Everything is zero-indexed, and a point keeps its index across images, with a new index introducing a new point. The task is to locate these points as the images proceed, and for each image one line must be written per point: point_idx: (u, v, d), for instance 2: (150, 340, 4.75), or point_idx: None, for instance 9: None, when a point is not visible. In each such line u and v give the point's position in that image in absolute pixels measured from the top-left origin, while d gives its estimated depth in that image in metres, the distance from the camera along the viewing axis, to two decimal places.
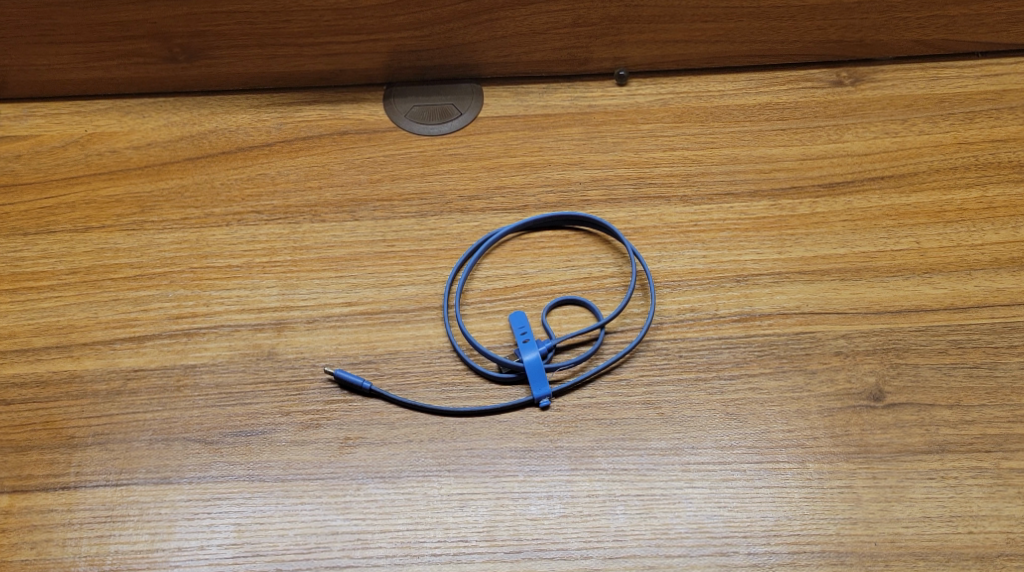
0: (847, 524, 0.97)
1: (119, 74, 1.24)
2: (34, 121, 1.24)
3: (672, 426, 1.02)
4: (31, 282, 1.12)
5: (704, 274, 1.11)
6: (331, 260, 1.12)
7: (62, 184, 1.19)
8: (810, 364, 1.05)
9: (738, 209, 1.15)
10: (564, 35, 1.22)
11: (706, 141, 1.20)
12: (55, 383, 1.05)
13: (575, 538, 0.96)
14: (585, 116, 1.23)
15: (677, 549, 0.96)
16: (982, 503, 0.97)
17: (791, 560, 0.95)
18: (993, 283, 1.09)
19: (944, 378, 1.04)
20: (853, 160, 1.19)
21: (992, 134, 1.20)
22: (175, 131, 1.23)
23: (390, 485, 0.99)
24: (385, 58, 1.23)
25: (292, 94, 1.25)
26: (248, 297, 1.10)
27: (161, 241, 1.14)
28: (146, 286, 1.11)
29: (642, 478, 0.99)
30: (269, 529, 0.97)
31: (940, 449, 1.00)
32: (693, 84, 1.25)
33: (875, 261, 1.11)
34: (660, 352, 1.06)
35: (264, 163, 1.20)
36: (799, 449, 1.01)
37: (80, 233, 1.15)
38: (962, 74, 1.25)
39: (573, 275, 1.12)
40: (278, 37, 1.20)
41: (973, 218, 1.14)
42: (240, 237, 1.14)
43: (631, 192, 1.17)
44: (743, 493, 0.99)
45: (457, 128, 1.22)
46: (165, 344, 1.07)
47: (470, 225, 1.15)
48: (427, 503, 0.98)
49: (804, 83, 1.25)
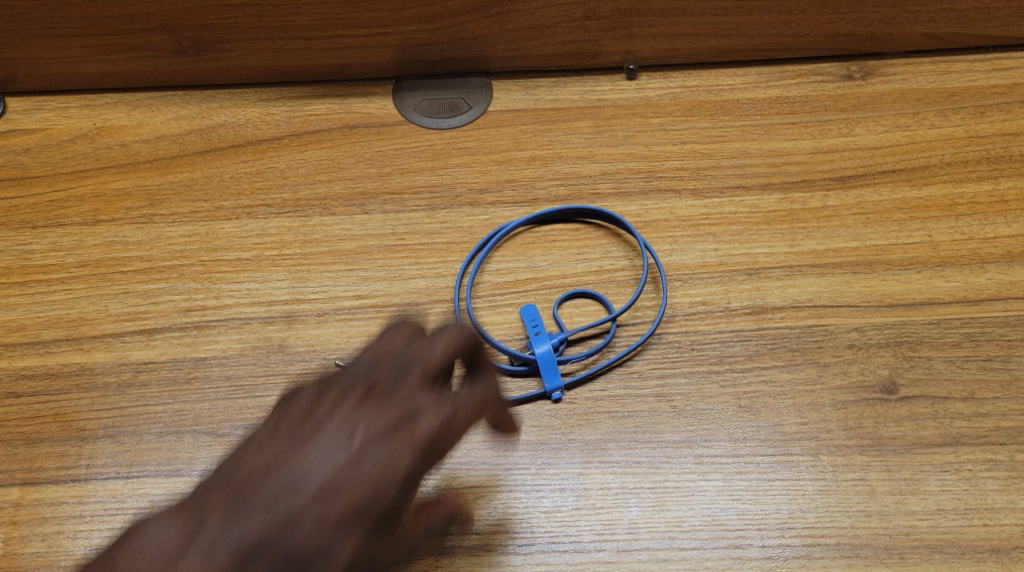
0: (862, 517, 0.96)
1: (127, 68, 1.23)
2: (42, 115, 1.23)
3: (685, 419, 1.02)
4: (40, 274, 1.11)
5: (716, 267, 1.10)
6: (341, 253, 1.12)
7: (71, 177, 1.18)
8: (823, 356, 1.04)
9: (749, 203, 1.15)
10: (574, 29, 1.22)
11: (716, 135, 1.20)
12: (65, 375, 1.05)
13: (588, 531, 0.96)
14: (595, 110, 1.22)
15: (691, 542, 0.96)
16: (997, 495, 0.97)
17: (806, 552, 0.95)
18: (1005, 276, 1.09)
19: (958, 371, 1.03)
20: (865, 153, 1.18)
21: (1004, 128, 1.20)
22: (184, 125, 1.22)
23: (426, 379, 0.96)
24: (394, 52, 1.23)
25: (301, 88, 1.25)
26: (258, 290, 1.10)
27: (170, 234, 1.14)
28: (156, 279, 1.11)
29: (655, 471, 0.99)
30: None
31: (954, 442, 1.00)
32: (703, 78, 1.25)
33: (886, 254, 1.11)
34: (672, 345, 1.06)
35: (273, 157, 1.19)
36: (813, 442, 1.00)
37: (89, 226, 1.15)
38: (972, 68, 1.25)
39: (585, 268, 1.11)
40: (287, 30, 1.20)
41: (984, 211, 1.13)
42: (250, 230, 1.14)
43: (641, 185, 1.16)
44: (757, 486, 0.98)
45: (467, 121, 1.21)
46: (176, 337, 1.07)
47: (480, 218, 1.14)
48: (462, 422, 0.94)
49: (814, 76, 1.25)
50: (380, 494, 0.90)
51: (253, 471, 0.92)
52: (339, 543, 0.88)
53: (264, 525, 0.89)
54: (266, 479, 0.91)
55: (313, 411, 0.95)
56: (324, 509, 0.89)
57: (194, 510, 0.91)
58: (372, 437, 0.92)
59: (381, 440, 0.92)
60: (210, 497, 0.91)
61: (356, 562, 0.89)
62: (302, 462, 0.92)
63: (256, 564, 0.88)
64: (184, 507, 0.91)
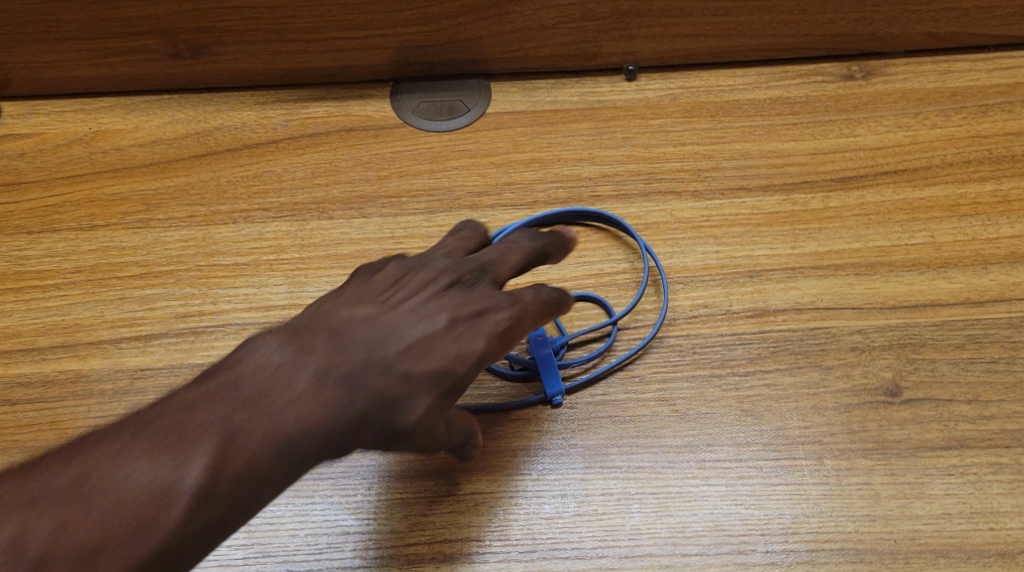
0: (866, 521, 0.95)
1: (122, 71, 1.22)
2: (38, 119, 1.23)
3: (687, 423, 1.01)
4: (35, 280, 1.11)
5: (717, 270, 1.09)
6: (339, 257, 1.11)
7: (66, 182, 1.17)
8: (826, 359, 1.03)
9: (750, 204, 1.14)
10: (572, 30, 1.21)
11: (716, 136, 1.19)
12: (61, 382, 1.04)
13: (590, 537, 0.95)
14: (594, 112, 1.22)
15: (694, 548, 0.95)
16: (1003, 499, 0.96)
17: (810, 558, 0.94)
18: (1009, 277, 1.08)
19: (962, 373, 1.02)
20: (866, 154, 1.17)
21: (1006, 127, 1.19)
22: (180, 129, 1.21)
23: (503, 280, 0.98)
24: (392, 54, 1.22)
25: (297, 91, 1.24)
26: (255, 295, 1.09)
27: (166, 239, 1.13)
28: (152, 285, 1.10)
29: (657, 476, 0.98)
30: (279, 529, 0.96)
31: (959, 445, 0.99)
32: (702, 79, 1.24)
33: (889, 256, 1.10)
34: (673, 349, 1.05)
35: (270, 160, 1.18)
36: (816, 446, 0.99)
37: (85, 231, 1.14)
38: (974, 67, 1.24)
39: (585, 271, 1.11)
40: (283, 32, 1.19)
41: (987, 212, 1.13)
42: (247, 234, 1.13)
43: (641, 187, 1.15)
44: (760, 491, 0.97)
45: (465, 124, 1.21)
46: (172, 343, 1.06)
47: (479, 221, 1.13)
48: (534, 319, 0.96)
49: (815, 76, 1.24)
50: (455, 367, 0.90)
51: (344, 325, 0.90)
52: (421, 395, 0.88)
53: (362, 361, 0.88)
54: (362, 327, 0.90)
55: (408, 276, 0.95)
56: (415, 363, 0.89)
57: (299, 340, 0.89)
58: (457, 314, 0.93)
59: (466, 321, 0.93)
60: (302, 340, 0.89)
61: (431, 418, 0.89)
62: (397, 321, 0.91)
63: (354, 397, 0.86)
64: (289, 334, 0.90)
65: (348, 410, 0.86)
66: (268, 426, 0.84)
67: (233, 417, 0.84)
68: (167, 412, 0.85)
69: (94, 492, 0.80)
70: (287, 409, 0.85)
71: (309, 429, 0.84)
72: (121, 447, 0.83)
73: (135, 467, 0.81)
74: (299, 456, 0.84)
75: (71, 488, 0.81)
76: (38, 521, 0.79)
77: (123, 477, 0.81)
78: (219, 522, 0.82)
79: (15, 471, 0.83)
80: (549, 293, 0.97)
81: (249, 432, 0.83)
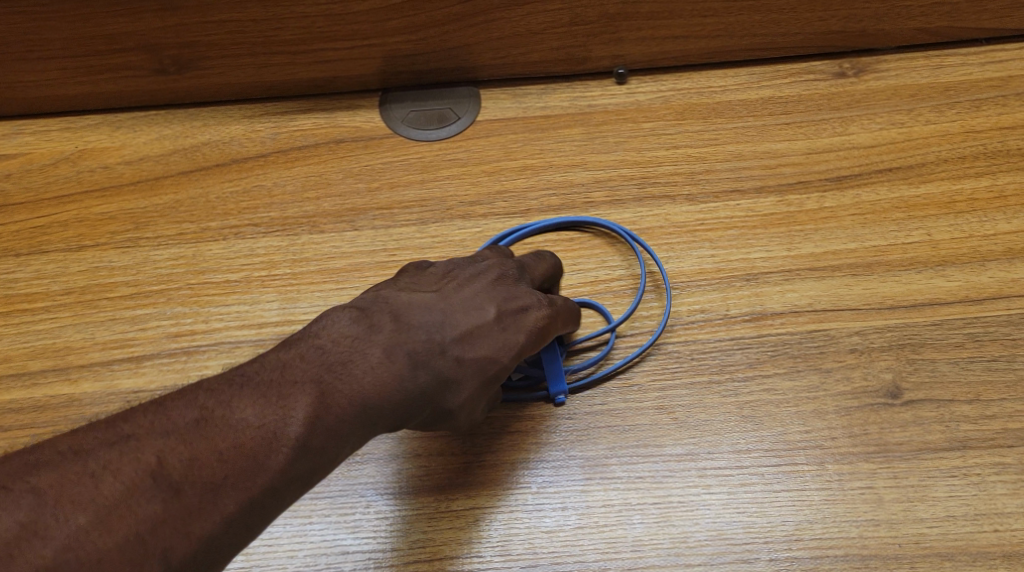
0: (870, 526, 0.94)
1: (107, 88, 1.21)
2: (24, 139, 1.22)
3: (687, 431, 1.00)
4: (25, 304, 1.09)
5: (714, 274, 1.08)
6: (331, 271, 1.10)
7: (54, 203, 1.16)
8: (825, 362, 1.03)
9: (745, 207, 1.13)
10: (561, 34, 1.19)
11: (709, 138, 1.18)
12: (53, 407, 1.03)
13: (592, 550, 0.94)
14: (585, 116, 1.21)
15: (697, 558, 0.94)
16: (1007, 500, 0.95)
17: (813, 565, 0.93)
18: (1008, 273, 1.07)
19: (963, 373, 1.01)
20: (860, 152, 1.16)
21: (1000, 121, 1.18)
22: (168, 145, 1.20)
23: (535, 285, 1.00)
24: (379, 64, 1.21)
25: (286, 103, 1.23)
26: (248, 312, 1.08)
27: (156, 258, 1.12)
28: (143, 304, 1.09)
29: (658, 486, 0.97)
30: (277, 551, 0.95)
31: (961, 446, 0.98)
32: (693, 81, 1.23)
33: (885, 255, 1.09)
34: (671, 356, 1.04)
35: (259, 175, 1.17)
36: (818, 450, 0.98)
37: (74, 252, 1.13)
38: (966, 62, 1.23)
39: (580, 278, 1.10)
40: (268, 45, 1.17)
41: (983, 208, 1.12)
42: (237, 250, 1.12)
43: (635, 192, 1.14)
44: (763, 498, 0.96)
45: (456, 132, 1.19)
46: (165, 363, 1.05)
47: (472, 231, 1.12)
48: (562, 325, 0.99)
49: (806, 75, 1.23)
50: (501, 356, 0.93)
51: (408, 307, 0.92)
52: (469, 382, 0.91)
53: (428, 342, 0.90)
54: (422, 310, 0.92)
55: (457, 268, 0.98)
56: (469, 350, 0.91)
57: (371, 315, 0.91)
58: (502, 305, 0.95)
59: (510, 314, 0.94)
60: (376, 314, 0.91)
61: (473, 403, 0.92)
62: (453, 307, 0.93)
63: (419, 373, 0.89)
64: (363, 308, 0.92)
65: (416, 386, 0.89)
66: (358, 388, 0.87)
67: (326, 375, 0.87)
68: (264, 368, 0.88)
69: (213, 433, 0.83)
70: (368, 377, 0.87)
71: (390, 396, 0.88)
72: (232, 395, 0.85)
73: (248, 412, 0.84)
74: (374, 420, 0.88)
75: (196, 426, 0.83)
76: (172, 451, 0.82)
77: (238, 420, 0.84)
78: (312, 472, 0.85)
79: (142, 407, 0.85)
80: (572, 304, 1.00)
81: (335, 394, 0.86)
